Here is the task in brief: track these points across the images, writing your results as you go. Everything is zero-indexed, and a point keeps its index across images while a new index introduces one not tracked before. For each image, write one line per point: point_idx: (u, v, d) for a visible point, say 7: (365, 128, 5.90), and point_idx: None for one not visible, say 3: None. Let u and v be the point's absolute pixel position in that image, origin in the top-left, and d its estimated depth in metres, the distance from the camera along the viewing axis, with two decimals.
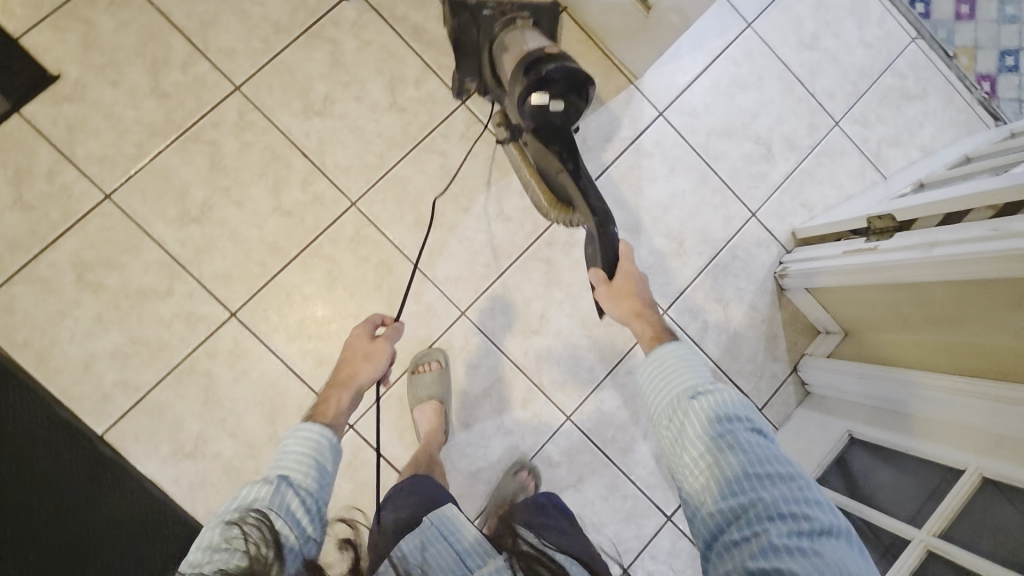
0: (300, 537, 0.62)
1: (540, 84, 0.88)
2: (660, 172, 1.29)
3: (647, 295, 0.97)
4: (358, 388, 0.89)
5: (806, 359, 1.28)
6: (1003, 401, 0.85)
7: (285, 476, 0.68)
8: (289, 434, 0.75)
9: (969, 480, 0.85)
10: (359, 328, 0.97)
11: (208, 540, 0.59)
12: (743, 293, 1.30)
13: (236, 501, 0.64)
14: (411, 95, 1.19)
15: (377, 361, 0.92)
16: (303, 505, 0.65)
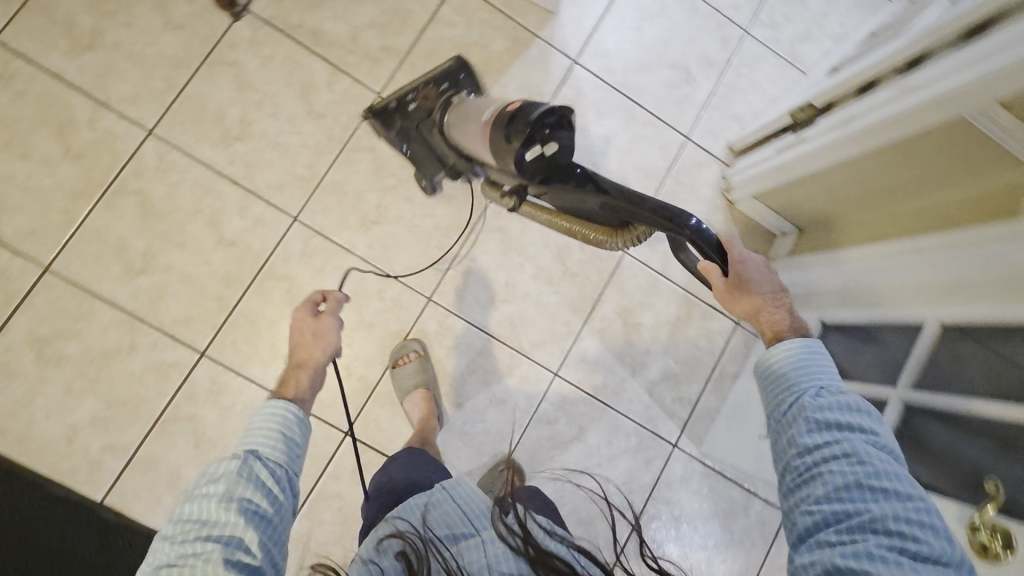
0: (274, 503, 0.65)
1: (532, 138, 0.76)
2: (588, 118, 1.30)
3: (772, 283, 0.81)
4: (318, 368, 0.91)
5: (771, 262, 1.32)
6: (958, 250, 0.86)
7: (252, 450, 0.69)
8: (254, 412, 0.75)
9: (932, 331, 0.88)
10: (301, 308, 0.96)
11: (182, 516, 0.60)
12: (695, 215, 1.32)
13: (204, 476, 0.65)
14: (326, 99, 1.19)
15: (328, 336, 0.93)
16: (273, 476, 0.67)
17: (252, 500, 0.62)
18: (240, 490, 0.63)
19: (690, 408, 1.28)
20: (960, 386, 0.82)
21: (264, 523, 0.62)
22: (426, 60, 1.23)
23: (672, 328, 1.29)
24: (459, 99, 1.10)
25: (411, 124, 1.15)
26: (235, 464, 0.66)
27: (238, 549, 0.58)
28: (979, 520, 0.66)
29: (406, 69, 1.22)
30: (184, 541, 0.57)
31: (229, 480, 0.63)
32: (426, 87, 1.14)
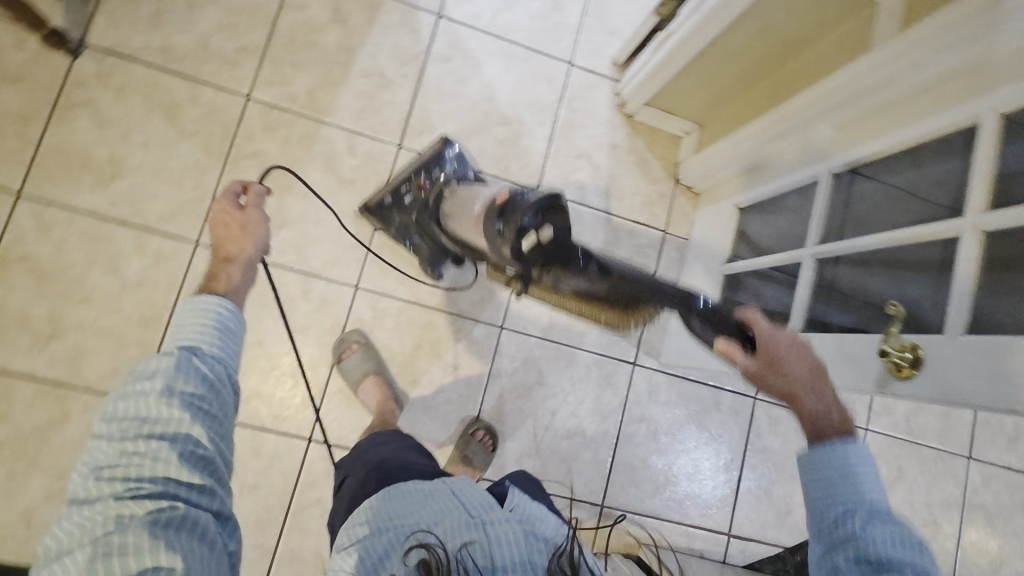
0: (219, 397, 0.59)
1: (524, 228, 0.75)
2: (468, 68, 1.28)
3: (813, 363, 0.68)
4: (249, 260, 0.80)
5: (681, 165, 1.32)
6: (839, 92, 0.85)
7: (187, 346, 0.61)
8: (183, 305, 0.65)
9: (826, 184, 0.90)
10: (220, 199, 0.85)
11: (116, 412, 0.54)
12: (598, 139, 1.32)
13: (133, 372, 0.57)
14: (193, 115, 1.14)
15: (258, 228, 0.83)
16: (216, 370, 0.61)
17: (196, 396, 0.57)
18: (180, 385, 0.56)
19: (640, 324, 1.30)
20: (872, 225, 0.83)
21: (208, 419, 0.57)
22: (286, 51, 1.19)
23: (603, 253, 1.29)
24: (449, 188, 1.05)
25: (411, 218, 1.11)
26: (170, 362, 0.58)
27: (186, 447, 0.54)
28: (890, 344, 0.67)
29: (269, 65, 1.18)
30: (124, 441, 0.52)
31: (166, 375, 0.56)
32: (417, 178, 1.10)
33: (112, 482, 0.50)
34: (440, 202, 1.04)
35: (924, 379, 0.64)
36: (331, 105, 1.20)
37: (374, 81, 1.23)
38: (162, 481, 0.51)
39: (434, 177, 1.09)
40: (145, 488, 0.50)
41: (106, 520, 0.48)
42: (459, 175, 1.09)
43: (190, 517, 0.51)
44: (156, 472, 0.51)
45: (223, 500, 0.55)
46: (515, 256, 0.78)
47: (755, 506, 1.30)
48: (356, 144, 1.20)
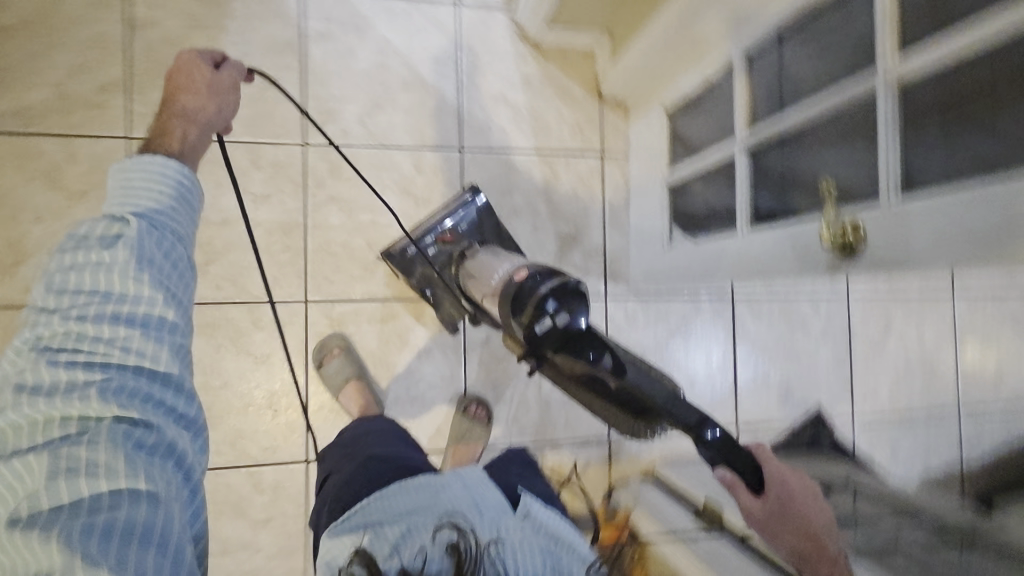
0: (184, 275, 0.58)
1: (543, 314, 0.73)
2: (351, 38, 1.17)
3: (824, 517, 0.90)
4: (207, 125, 0.65)
5: (601, 81, 1.25)
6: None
7: (141, 206, 0.56)
8: (128, 158, 0.57)
9: (739, 67, 0.85)
10: (189, 56, 0.66)
11: (74, 285, 0.53)
12: (508, 77, 1.24)
13: (82, 232, 0.54)
14: (78, 172, 1.06)
15: (228, 101, 0.67)
16: (177, 243, 0.58)
17: (159, 271, 0.55)
18: (144, 260, 0.54)
19: (602, 255, 1.27)
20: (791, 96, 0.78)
21: (175, 302, 0.56)
22: (151, 76, 1.09)
23: (545, 194, 1.25)
24: (473, 250, 1.06)
25: (431, 265, 1.10)
26: (128, 225, 0.55)
27: (157, 329, 0.54)
28: (830, 231, 0.64)
29: (138, 97, 1.08)
30: (83, 323, 0.51)
31: (128, 246, 0.54)
32: (443, 231, 1.09)
33: (73, 365, 0.51)
34: (462, 263, 1.04)
35: (867, 253, 0.63)
36: None
37: (256, 82, 1.13)
38: (128, 363, 0.52)
39: (460, 233, 1.10)
40: (115, 379, 0.51)
41: (59, 402, 0.49)
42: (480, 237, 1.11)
43: (163, 418, 0.53)
44: (127, 362, 0.52)
45: (196, 407, 0.57)
46: (529, 341, 0.77)
47: (757, 395, 1.32)
48: (259, 155, 1.13)
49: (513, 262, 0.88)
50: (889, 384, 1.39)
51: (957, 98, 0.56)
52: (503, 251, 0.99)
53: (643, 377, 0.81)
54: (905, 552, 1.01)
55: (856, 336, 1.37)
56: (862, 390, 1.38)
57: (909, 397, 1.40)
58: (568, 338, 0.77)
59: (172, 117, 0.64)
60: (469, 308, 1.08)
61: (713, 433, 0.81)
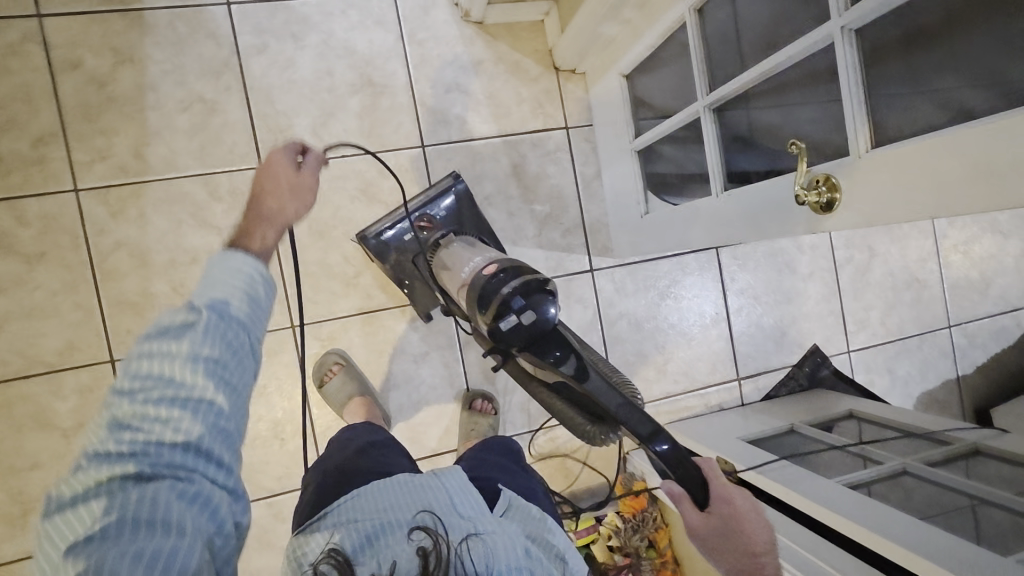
0: (245, 367, 0.49)
1: (507, 308, 0.76)
2: (289, 47, 1.12)
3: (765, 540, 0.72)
4: (286, 218, 0.62)
5: (553, 52, 1.21)
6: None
7: (219, 295, 0.49)
8: (225, 248, 0.53)
9: (693, 25, 0.82)
10: (275, 153, 0.66)
11: (139, 362, 0.45)
12: (459, 62, 1.20)
13: (160, 320, 0.48)
14: (30, 235, 1.01)
15: (306, 200, 0.65)
16: (245, 331, 0.50)
17: (220, 362, 0.47)
18: (205, 352, 0.46)
19: (582, 229, 1.25)
20: (745, 50, 0.75)
21: (235, 393, 0.47)
22: (86, 121, 1.04)
23: (516, 178, 1.22)
24: (448, 240, 1.04)
25: (407, 251, 1.08)
26: (201, 312, 0.48)
27: (211, 424, 0.45)
28: (804, 187, 0.63)
29: (77, 145, 1.03)
30: (143, 402, 0.44)
31: (192, 338, 0.46)
32: (421, 217, 1.07)
33: (123, 447, 0.43)
34: (436, 252, 1.04)
35: (846, 207, 0.61)
36: (166, 156, 1.07)
37: (198, 110, 1.08)
38: (182, 457, 0.44)
39: (438, 221, 1.07)
40: (162, 460, 0.43)
41: (103, 490, 0.42)
42: (459, 223, 1.09)
43: (203, 506, 0.44)
44: (179, 442, 0.44)
45: (239, 484, 0.47)
46: (493, 335, 0.78)
47: (753, 342, 1.34)
48: (216, 185, 1.09)
49: (487, 257, 0.91)
50: (880, 309, 1.41)
51: (921, 32, 0.54)
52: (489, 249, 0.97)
53: (604, 385, 0.73)
54: (913, 472, 1.02)
55: (842, 267, 1.38)
56: (854, 319, 1.40)
57: (901, 318, 1.42)
58: (534, 337, 0.78)
59: (257, 215, 0.60)
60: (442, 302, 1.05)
61: (663, 451, 0.69)
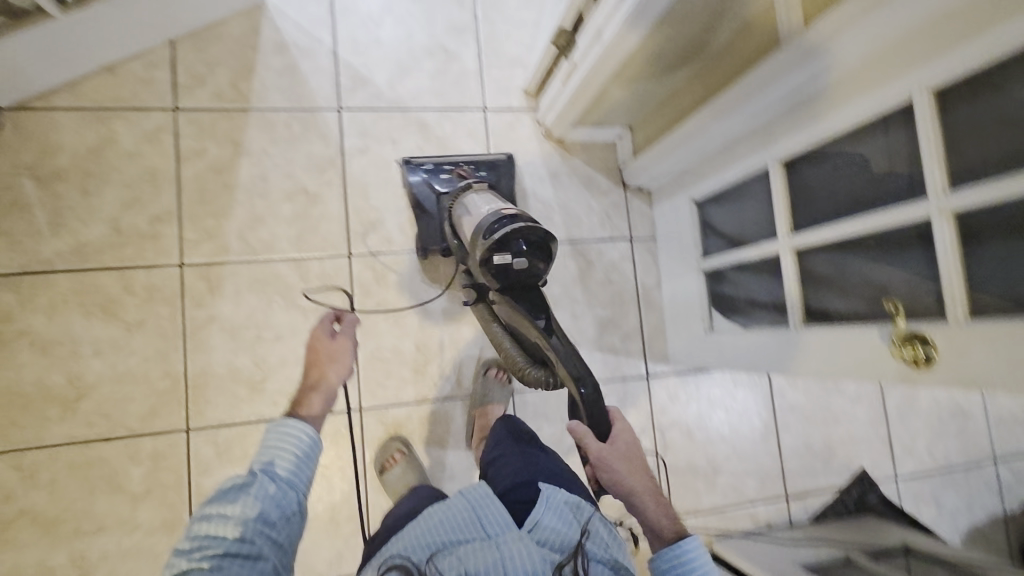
0: (279, 521, 0.74)
1: (503, 246, 0.88)
2: (388, 151, 1.23)
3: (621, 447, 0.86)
4: (330, 390, 0.89)
5: (625, 171, 1.31)
6: (769, 87, 0.84)
7: (266, 466, 0.78)
8: (274, 422, 0.83)
9: (776, 174, 0.91)
10: (318, 326, 0.96)
11: (201, 527, 0.72)
12: (537, 172, 1.30)
13: (222, 490, 0.76)
14: (134, 303, 1.08)
15: (342, 359, 0.92)
16: (282, 493, 0.77)
17: (259, 518, 0.73)
18: (251, 510, 0.73)
19: (640, 336, 1.30)
20: (835, 202, 0.82)
21: (269, 544, 0.73)
22: (201, 203, 1.13)
23: (580, 283, 1.29)
24: (479, 185, 1.10)
25: (436, 189, 1.18)
26: (253, 480, 0.76)
27: (248, 563, 0.69)
28: (896, 340, 0.69)
29: (189, 224, 1.12)
30: (200, 554, 0.69)
31: (242, 502, 0.73)
32: (460, 167, 1.19)
33: None
34: (457, 193, 1.10)
35: (944, 366, 0.65)
36: (266, 240, 1.15)
37: (300, 201, 1.18)
38: None
39: (473, 173, 1.19)
40: None
41: None
42: (490, 180, 1.21)
43: None
44: None
45: None
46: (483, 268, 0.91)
47: (800, 461, 1.34)
48: (308, 270, 1.16)
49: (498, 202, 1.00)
50: (925, 437, 1.42)
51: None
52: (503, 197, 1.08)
53: (563, 345, 0.88)
54: None
55: (889, 392, 1.41)
56: (900, 445, 1.40)
57: (947, 448, 1.43)
58: (521, 277, 0.92)
59: (308, 389, 0.89)
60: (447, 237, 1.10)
61: (583, 393, 0.84)
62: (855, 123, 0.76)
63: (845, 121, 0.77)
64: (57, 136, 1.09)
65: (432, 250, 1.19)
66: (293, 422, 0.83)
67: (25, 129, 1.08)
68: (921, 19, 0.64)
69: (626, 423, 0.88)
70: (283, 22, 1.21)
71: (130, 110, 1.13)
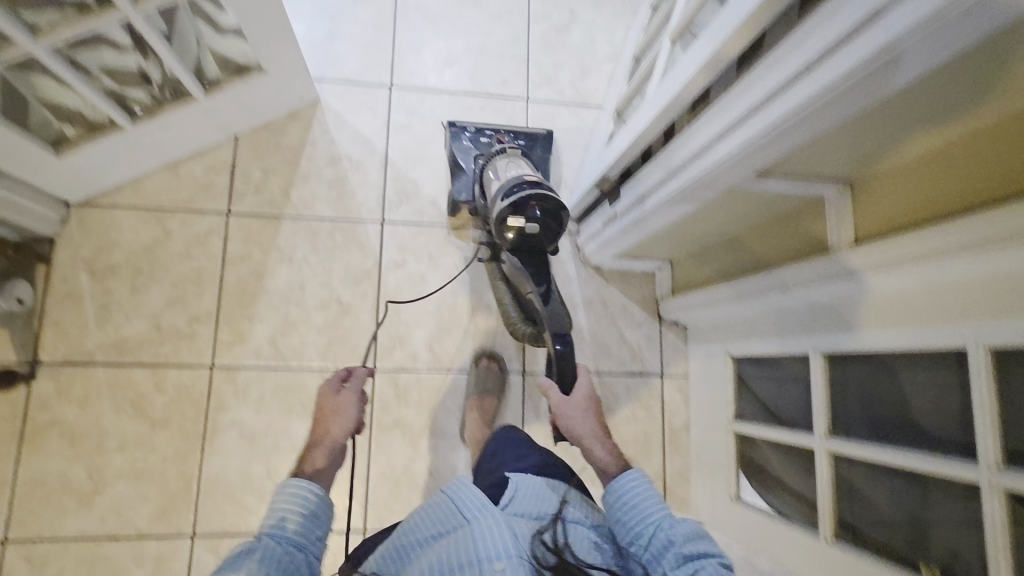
0: None
1: (519, 211, 0.95)
2: (425, 266, 1.24)
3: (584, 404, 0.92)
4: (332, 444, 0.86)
5: (661, 306, 1.28)
6: (812, 283, 0.82)
7: (276, 527, 0.75)
8: (280, 484, 0.81)
9: (817, 363, 0.86)
10: (324, 386, 0.94)
11: None
12: (571, 297, 1.28)
13: (232, 554, 0.72)
14: (161, 401, 1.11)
15: (346, 415, 0.89)
16: (290, 554, 0.74)
17: None
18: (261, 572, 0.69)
19: (662, 479, 1.24)
20: (880, 420, 0.76)
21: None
22: (239, 306, 1.16)
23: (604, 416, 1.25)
24: (512, 150, 1.14)
25: (474, 151, 1.22)
26: (262, 544, 0.73)
27: None
28: None
29: (225, 326, 1.15)
30: None
31: (252, 565, 0.70)
32: (501, 133, 1.24)
33: None
34: (490, 154, 1.15)
35: None
36: (295, 347, 1.17)
37: (333, 310, 1.19)
38: None
39: (511, 138, 1.23)
40: None
41: None
42: (526, 147, 1.24)
43: None
44: None
45: None
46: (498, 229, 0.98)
47: None
48: None
49: (521, 167, 1.05)
50: None
51: None
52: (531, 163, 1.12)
53: (556, 312, 0.95)
54: None
55: None
56: None
57: None
58: (531, 240, 0.98)
59: (310, 448, 0.86)
60: (476, 196, 1.15)
61: (557, 350, 0.92)
62: (890, 348, 0.73)
63: (890, 342, 0.72)
64: (114, 233, 1.15)
65: (461, 206, 1.23)
66: (294, 481, 0.80)
67: (87, 225, 1.15)
68: (973, 280, 0.61)
69: (589, 380, 0.94)
70: (340, 135, 1.26)
71: (185, 212, 1.18)
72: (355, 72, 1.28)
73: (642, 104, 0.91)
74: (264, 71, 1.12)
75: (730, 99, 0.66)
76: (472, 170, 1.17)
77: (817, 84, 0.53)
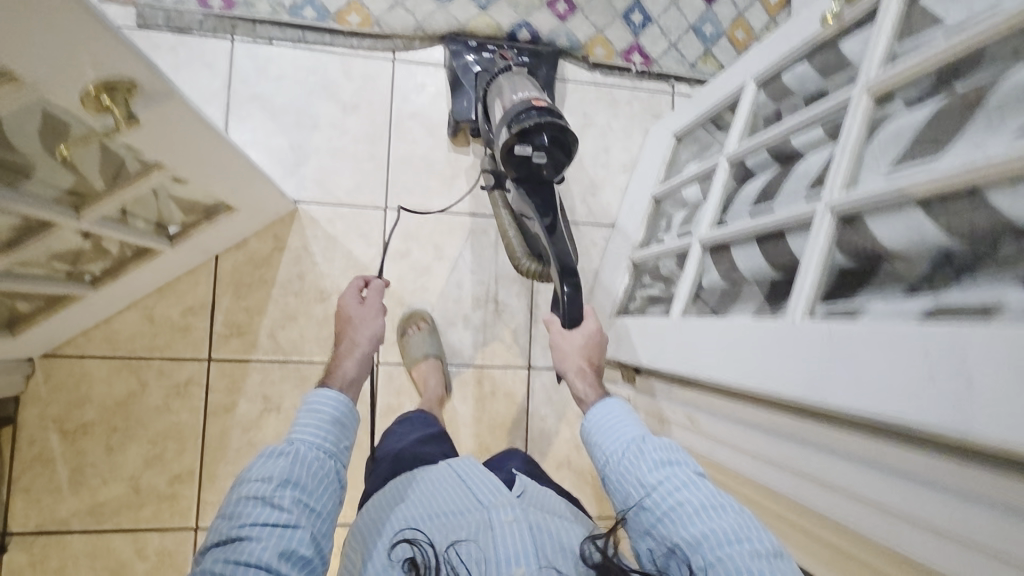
0: (320, 492, 0.67)
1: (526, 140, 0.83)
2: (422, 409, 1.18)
3: (587, 339, 0.87)
4: (360, 348, 0.87)
5: None
6: None
7: (307, 434, 0.71)
8: (308, 395, 0.77)
9: None
10: (347, 293, 0.94)
11: (239, 496, 0.63)
12: (574, 437, 1.23)
13: (259, 457, 0.68)
14: (143, 569, 1.05)
15: (374, 322, 0.91)
16: (320, 460, 0.69)
17: (298, 489, 0.65)
18: (292, 479, 0.65)
19: None
20: None
21: (307, 514, 0.64)
22: (223, 463, 1.09)
23: None
24: (518, 70, 1.05)
25: (475, 67, 1.16)
26: (290, 449, 0.69)
27: (290, 535, 0.61)
28: None
29: (209, 486, 1.08)
30: (240, 524, 0.60)
31: (283, 467, 0.66)
32: (504, 50, 1.16)
33: (228, 555, 0.58)
34: (498, 74, 1.05)
35: None
36: None
37: None
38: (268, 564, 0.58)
39: (515, 58, 1.16)
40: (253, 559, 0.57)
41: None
42: (529, 66, 1.20)
43: None
44: (261, 551, 0.58)
45: None
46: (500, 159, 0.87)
47: None
48: None
49: (531, 90, 0.95)
50: None
51: None
52: (534, 81, 1.03)
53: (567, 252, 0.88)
54: None
55: None
56: None
57: None
58: (535, 174, 0.88)
59: (339, 357, 0.85)
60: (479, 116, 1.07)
61: (565, 291, 0.86)
62: None
63: None
64: (86, 386, 1.06)
65: (461, 126, 1.18)
66: (324, 392, 0.78)
67: (55, 380, 1.05)
68: None
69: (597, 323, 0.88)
70: (330, 267, 1.15)
71: (162, 359, 1.09)
72: (346, 192, 1.16)
73: (666, 325, 0.82)
74: (233, 210, 0.98)
75: (774, 438, 0.61)
76: (474, 91, 1.13)
77: (913, 540, 0.47)
